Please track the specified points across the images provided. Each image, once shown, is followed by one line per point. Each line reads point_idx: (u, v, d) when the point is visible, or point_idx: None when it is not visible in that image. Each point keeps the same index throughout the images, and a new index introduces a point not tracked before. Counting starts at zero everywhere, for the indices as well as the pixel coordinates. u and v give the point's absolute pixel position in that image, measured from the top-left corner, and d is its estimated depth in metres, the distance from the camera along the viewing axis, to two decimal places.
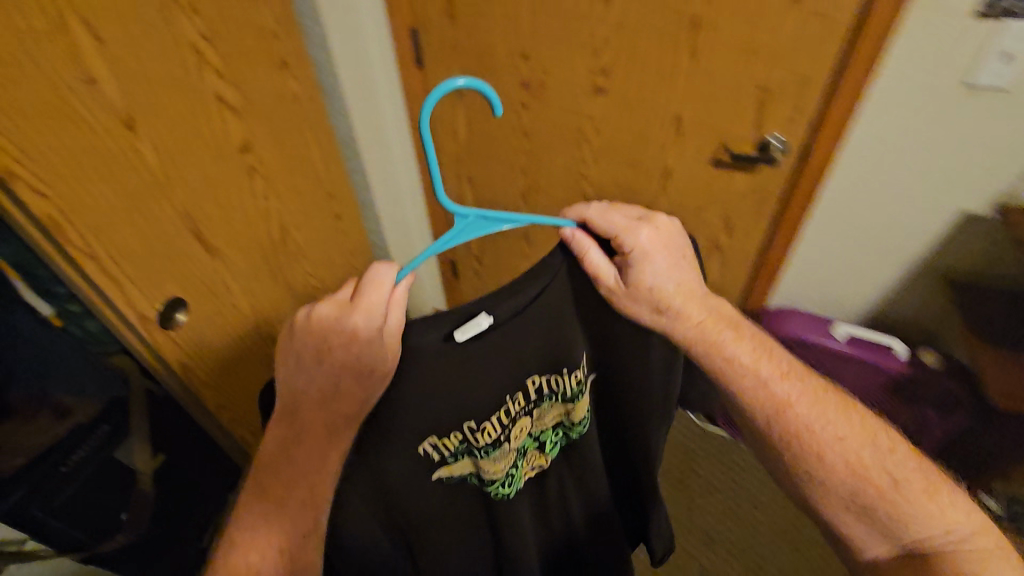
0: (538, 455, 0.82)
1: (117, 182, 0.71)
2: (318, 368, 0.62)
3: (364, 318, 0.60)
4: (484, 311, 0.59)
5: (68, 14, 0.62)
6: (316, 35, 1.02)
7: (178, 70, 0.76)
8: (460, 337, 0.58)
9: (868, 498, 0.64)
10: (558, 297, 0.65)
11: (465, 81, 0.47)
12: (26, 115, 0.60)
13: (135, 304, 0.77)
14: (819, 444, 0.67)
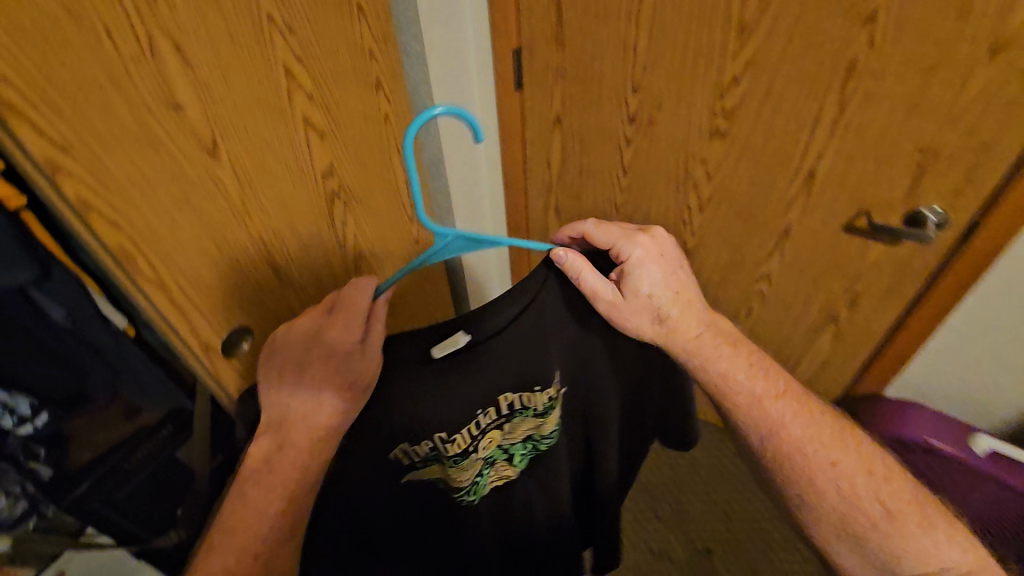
0: (504, 464, 0.87)
1: (194, 211, 0.68)
2: (300, 381, 0.72)
3: (339, 332, 0.70)
4: (462, 330, 0.67)
5: (160, 38, 0.58)
6: (414, 53, 0.95)
7: (268, 93, 0.72)
8: (438, 353, 0.67)
9: (860, 527, 0.70)
10: (552, 308, 0.73)
11: (444, 109, 0.51)
12: (106, 146, 0.57)
13: (199, 333, 0.74)
14: (812, 469, 0.74)
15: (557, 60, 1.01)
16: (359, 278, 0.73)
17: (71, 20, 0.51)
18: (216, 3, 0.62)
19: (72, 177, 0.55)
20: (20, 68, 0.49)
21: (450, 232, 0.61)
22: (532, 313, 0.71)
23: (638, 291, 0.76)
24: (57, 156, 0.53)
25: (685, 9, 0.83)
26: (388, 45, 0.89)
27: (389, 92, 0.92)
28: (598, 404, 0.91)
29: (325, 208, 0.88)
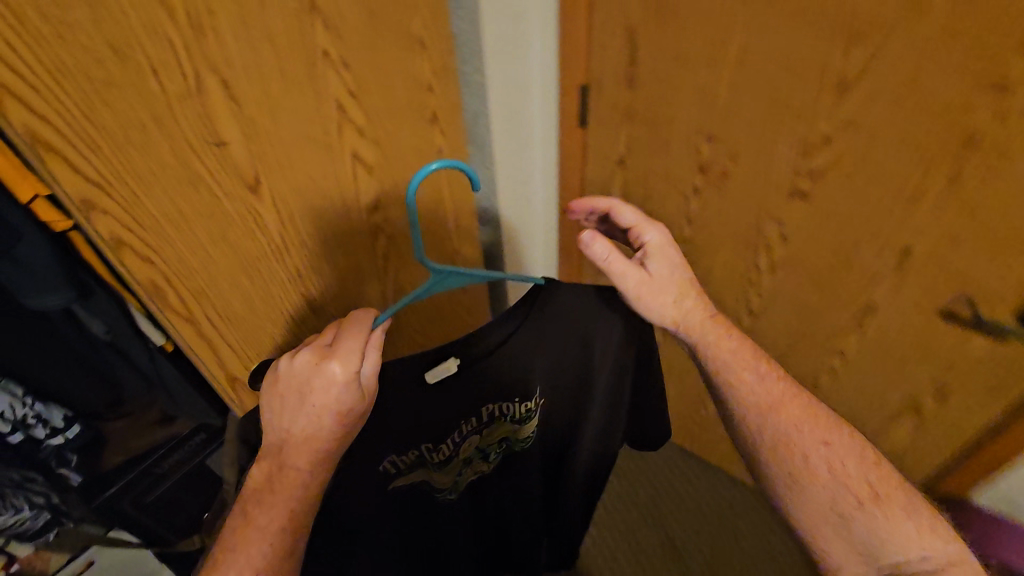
0: (481, 462, 0.97)
1: (231, 246, 0.66)
2: (303, 409, 0.68)
3: (341, 364, 0.67)
4: (452, 356, 0.74)
5: (206, 74, 0.56)
6: (474, 85, 0.91)
7: (316, 127, 0.69)
8: (429, 378, 0.74)
9: (847, 508, 0.70)
10: (563, 304, 0.76)
11: (437, 165, 0.55)
12: (145, 182, 0.55)
13: (226, 364, 0.73)
14: (805, 449, 0.73)
15: (627, 99, 0.94)
16: (356, 312, 0.73)
17: (114, 58, 0.49)
18: (267, 38, 0.59)
19: (104, 213, 0.54)
20: (60, 107, 0.47)
21: (447, 270, 0.67)
22: (516, 342, 0.77)
23: (655, 271, 0.80)
24: (90, 193, 0.52)
25: (776, 58, 0.74)
26: (449, 78, 0.84)
27: (445, 124, 0.88)
28: (576, 416, 0.95)
29: (368, 242, 0.85)
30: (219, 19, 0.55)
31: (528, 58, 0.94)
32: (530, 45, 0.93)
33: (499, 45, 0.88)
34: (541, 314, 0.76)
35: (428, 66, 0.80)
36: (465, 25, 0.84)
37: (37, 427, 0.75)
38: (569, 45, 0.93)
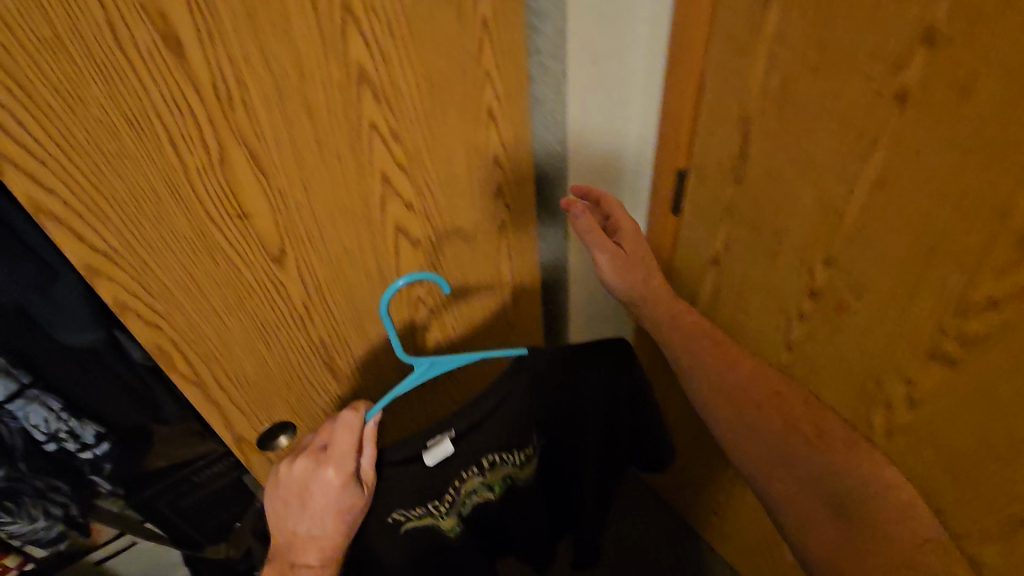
0: (487, 496, 0.89)
1: (248, 314, 0.63)
2: (308, 516, 0.67)
3: (336, 469, 0.67)
4: (445, 432, 0.75)
5: (232, 148, 0.52)
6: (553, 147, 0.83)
7: (356, 200, 0.64)
8: (427, 460, 0.74)
9: (791, 444, 0.73)
10: (547, 362, 0.79)
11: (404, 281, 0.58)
12: (157, 252, 0.53)
13: (234, 426, 0.70)
14: (746, 398, 0.76)
15: (732, 194, 0.79)
16: (343, 414, 0.69)
17: (131, 132, 0.46)
18: (307, 111, 0.55)
19: (110, 280, 0.52)
20: (69, 179, 0.46)
21: (429, 359, 0.67)
22: (516, 393, 0.79)
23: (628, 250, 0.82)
24: (96, 260, 0.50)
25: (935, 186, 0.56)
26: (522, 152, 0.76)
27: (511, 198, 0.80)
28: (570, 458, 0.96)
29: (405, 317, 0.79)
30: (251, 92, 0.51)
31: (618, 124, 0.86)
32: (621, 110, 0.84)
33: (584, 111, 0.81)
34: (515, 380, 0.78)
35: (497, 138, 0.72)
36: (547, 89, 0.76)
37: (69, 441, 0.77)
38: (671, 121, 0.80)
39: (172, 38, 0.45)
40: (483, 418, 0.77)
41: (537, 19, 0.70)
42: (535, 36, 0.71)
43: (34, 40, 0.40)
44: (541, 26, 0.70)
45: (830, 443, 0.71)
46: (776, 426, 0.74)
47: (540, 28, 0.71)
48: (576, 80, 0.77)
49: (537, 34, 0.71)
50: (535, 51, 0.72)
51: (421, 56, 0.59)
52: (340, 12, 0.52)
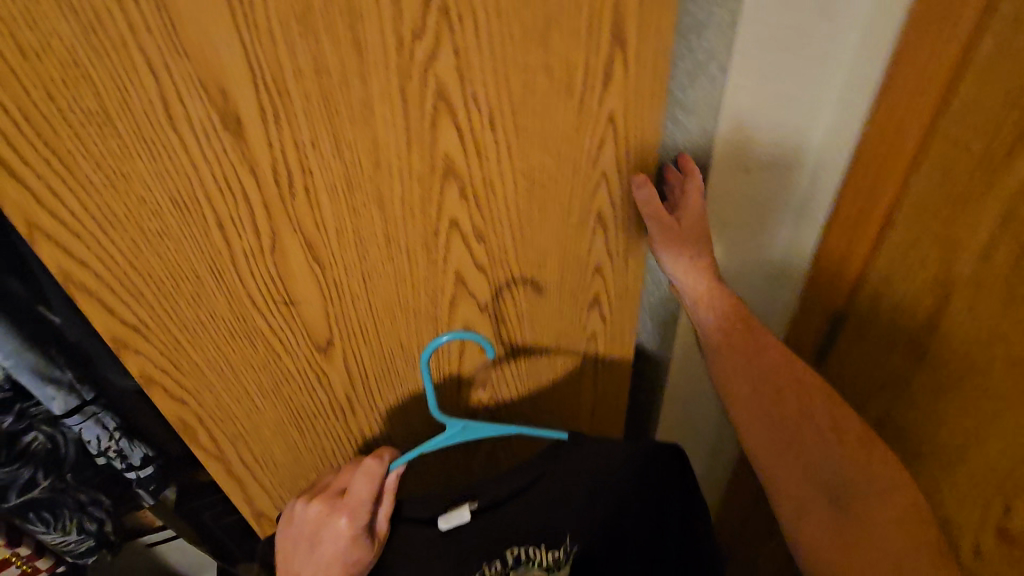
0: None
1: (282, 398, 0.56)
2: (313, 565, 0.53)
3: (351, 520, 0.53)
4: (468, 502, 0.60)
5: (288, 236, 0.46)
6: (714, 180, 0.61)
7: (423, 297, 0.55)
8: (443, 526, 0.59)
9: (792, 423, 0.59)
10: (601, 453, 0.63)
11: (448, 337, 0.52)
12: (191, 330, 0.47)
13: (253, 503, 0.64)
14: (763, 374, 0.61)
15: None
16: (366, 459, 0.56)
17: (175, 211, 0.41)
18: (378, 204, 0.47)
19: (136, 353, 0.47)
20: (102, 251, 0.41)
21: (464, 422, 0.56)
22: (556, 476, 0.62)
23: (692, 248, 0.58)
24: (124, 332, 0.45)
25: None
26: (633, 261, 0.63)
27: (609, 306, 0.66)
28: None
29: (463, 392, 0.67)
30: (316, 178, 0.43)
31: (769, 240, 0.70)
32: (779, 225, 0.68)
33: (727, 227, 0.66)
34: (559, 466, 0.62)
35: (604, 244, 0.59)
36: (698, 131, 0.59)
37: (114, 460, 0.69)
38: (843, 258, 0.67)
39: (232, 117, 0.39)
40: (514, 496, 0.61)
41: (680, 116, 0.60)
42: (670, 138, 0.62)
43: (78, 113, 0.35)
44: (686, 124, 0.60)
45: (842, 433, 0.58)
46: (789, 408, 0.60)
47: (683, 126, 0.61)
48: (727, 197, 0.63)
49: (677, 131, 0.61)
50: (673, 149, 0.62)
51: (526, 151, 0.49)
52: (434, 100, 0.43)
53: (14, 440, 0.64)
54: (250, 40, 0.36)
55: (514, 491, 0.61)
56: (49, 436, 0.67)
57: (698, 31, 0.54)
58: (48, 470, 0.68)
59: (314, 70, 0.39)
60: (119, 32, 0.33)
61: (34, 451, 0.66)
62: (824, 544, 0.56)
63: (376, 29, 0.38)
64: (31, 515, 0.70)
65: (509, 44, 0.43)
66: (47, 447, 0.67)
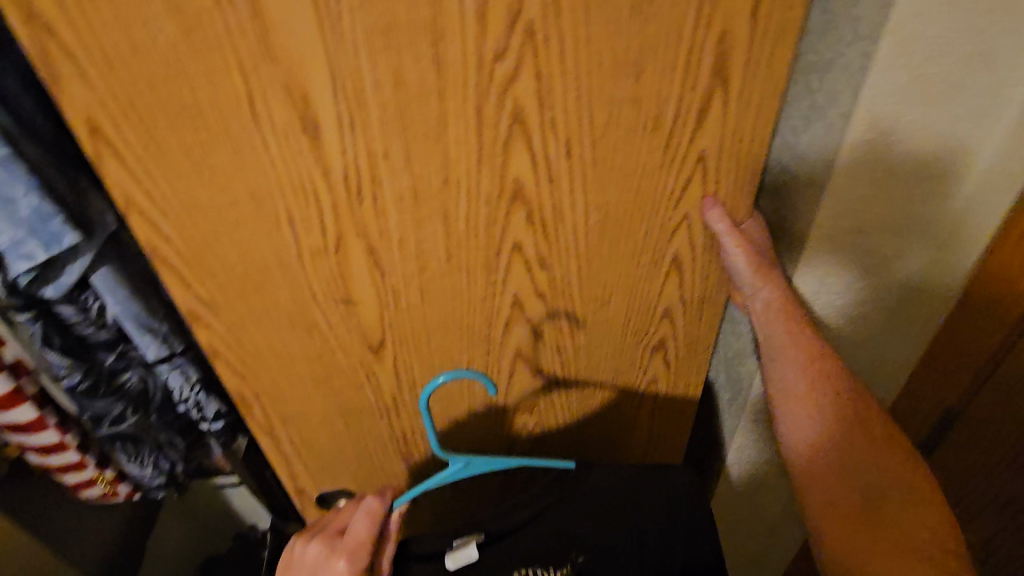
0: None
1: (331, 388, 0.58)
2: None
3: (349, 561, 0.53)
4: (473, 537, 0.58)
5: (353, 240, 0.46)
6: (841, 191, 0.51)
7: (478, 315, 0.54)
8: (449, 563, 0.57)
9: (836, 416, 0.53)
10: (607, 487, 0.62)
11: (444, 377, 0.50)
12: (255, 314, 0.50)
13: (297, 480, 0.66)
14: (820, 376, 0.54)
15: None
16: (366, 498, 0.57)
17: (251, 204, 0.43)
18: (443, 218, 0.46)
19: (206, 329, 0.50)
20: (184, 232, 0.44)
21: (465, 458, 0.55)
22: (559, 508, 0.61)
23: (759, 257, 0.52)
24: (197, 307, 0.48)
25: None
26: (707, 309, 0.58)
27: (676, 352, 0.62)
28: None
29: (507, 417, 0.65)
30: (385, 188, 0.44)
31: (869, 313, 0.62)
32: (896, 279, 0.59)
33: (846, 245, 0.55)
34: (563, 498, 0.62)
35: (677, 287, 0.55)
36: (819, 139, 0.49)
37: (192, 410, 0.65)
38: (960, 324, 0.61)
39: (311, 121, 0.39)
40: (522, 524, 0.60)
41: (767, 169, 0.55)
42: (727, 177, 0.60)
43: (176, 108, 0.38)
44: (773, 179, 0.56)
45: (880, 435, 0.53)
46: (835, 399, 0.53)
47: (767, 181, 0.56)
48: (822, 271, 0.57)
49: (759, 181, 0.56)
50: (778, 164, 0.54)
51: (602, 184, 0.46)
52: (510, 123, 0.42)
53: (112, 377, 0.59)
54: (334, 51, 0.37)
55: (521, 520, 0.60)
56: (142, 378, 0.63)
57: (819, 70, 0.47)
58: (137, 411, 0.63)
59: (392, 84, 0.39)
60: (218, 35, 0.35)
61: (128, 392, 0.61)
62: (840, 537, 0.51)
63: (458, 48, 0.38)
64: (117, 450, 0.65)
65: (596, 73, 0.40)
66: (139, 392, 0.62)
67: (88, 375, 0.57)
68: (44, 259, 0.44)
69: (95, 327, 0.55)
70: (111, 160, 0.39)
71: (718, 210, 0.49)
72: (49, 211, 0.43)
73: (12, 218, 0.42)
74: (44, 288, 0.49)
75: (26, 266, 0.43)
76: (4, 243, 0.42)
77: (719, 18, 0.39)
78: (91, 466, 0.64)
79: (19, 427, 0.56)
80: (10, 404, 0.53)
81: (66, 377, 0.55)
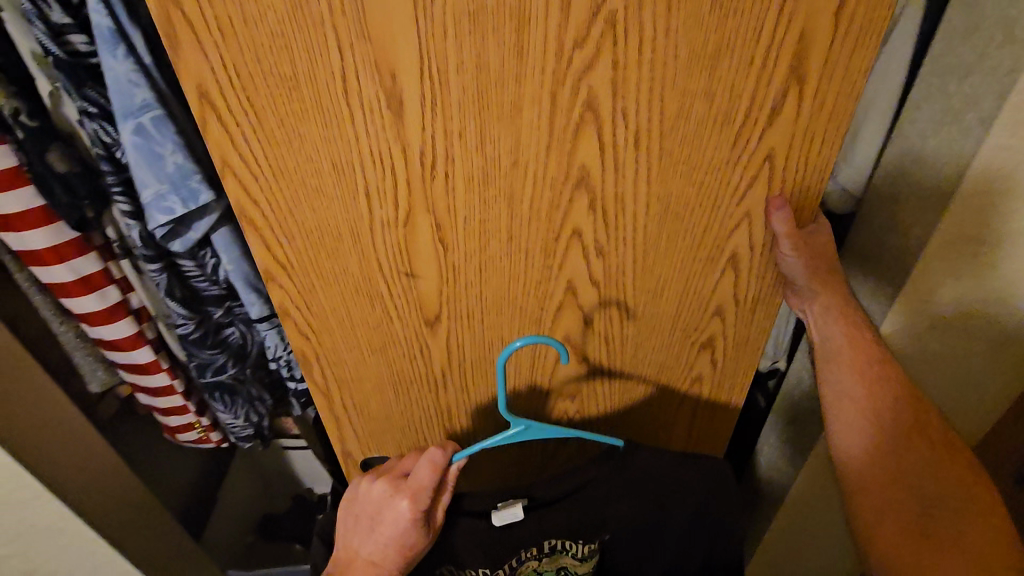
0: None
1: (386, 356, 0.60)
2: (372, 541, 0.55)
3: (411, 501, 0.55)
4: (520, 500, 0.60)
5: (421, 214, 0.49)
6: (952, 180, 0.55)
7: (532, 297, 0.55)
8: (496, 520, 0.60)
9: (885, 419, 0.56)
10: (648, 470, 0.64)
11: (521, 343, 0.52)
12: (323, 277, 0.53)
13: (344, 443, 0.70)
14: (869, 381, 0.56)
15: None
16: (431, 447, 0.58)
17: (333, 172, 0.46)
18: (509, 200, 0.48)
19: (279, 288, 0.53)
20: (269, 196, 0.47)
21: (526, 422, 0.56)
22: (604, 483, 0.63)
23: (818, 265, 0.53)
24: (274, 268, 0.52)
25: None
26: (760, 311, 0.58)
27: (724, 352, 0.62)
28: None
29: (548, 401, 0.67)
30: (456, 166, 0.46)
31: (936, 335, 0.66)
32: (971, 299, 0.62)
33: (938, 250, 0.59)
34: (605, 476, 0.63)
35: (732, 286, 0.55)
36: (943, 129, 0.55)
37: (281, 368, 0.71)
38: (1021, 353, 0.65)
39: (395, 98, 0.42)
40: (567, 496, 0.62)
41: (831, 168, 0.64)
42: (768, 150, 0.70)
43: (276, 77, 0.41)
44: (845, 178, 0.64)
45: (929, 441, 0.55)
46: (884, 404, 0.56)
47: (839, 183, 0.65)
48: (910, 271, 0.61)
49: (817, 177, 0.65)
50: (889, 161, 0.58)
51: (666, 175, 0.47)
52: (582, 110, 0.43)
53: (218, 330, 0.66)
54: (424, 31, 0.39)
55: (568, 491, 0.62)
56: (243, 335, 0.69)
57: (958, 74, 0.53)
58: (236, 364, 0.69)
59: (474, 66, 0.41)
60: (320, 12, 0.38)
61: (230, 346, 0.68)
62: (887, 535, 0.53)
63: (540, 34, 0.39)
64: (214, 398, 0.72)
65: (671, 65, 0.41)
66: (239, 347, 0.69)
67: (199, 325, 0.64)
68: (181, 213, 0.52)
69: (207, 282, 0.63)
70: (214, 123, 0.43)
71: (780, 212, 0.49)
72: (188, 170, 0.51)
73: (160, 174, 0.50)
74: (173, 243, 0.55)
75: (164, 218, 0.51)
76: (150, 196, 0.51)
77: (799, 16, 0.39)
78: (192, 412, 0.76)
79: (136, 365, 0.68)
80: (133, 345, 0.66)
81: (182, 325, 0.63)
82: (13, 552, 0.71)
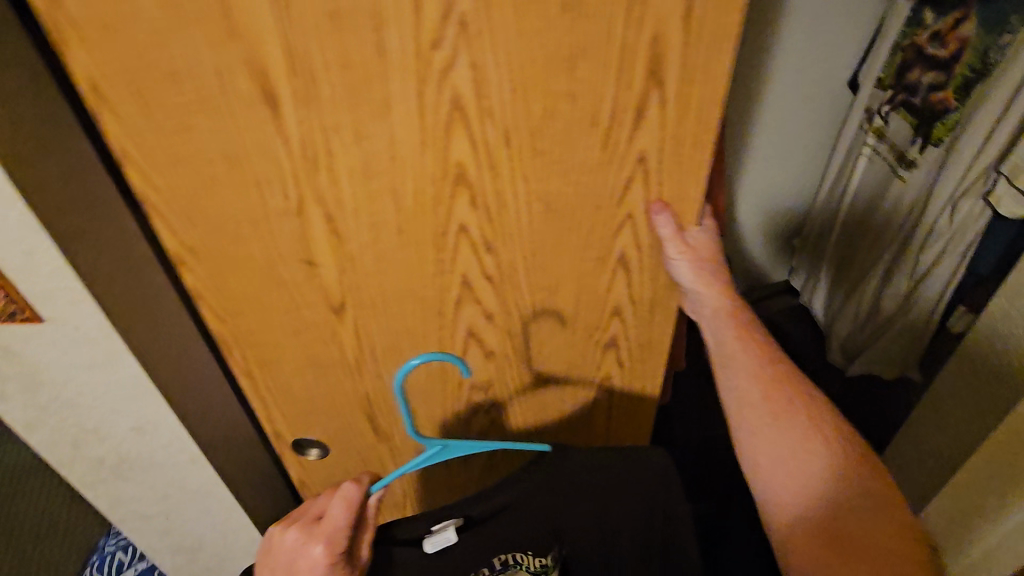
0: None
1: (304, 342, 0.63)
2: None
3: (326, 546, 0.55)
4: (452, 524, 0.60)
5: (311, 205, 0.51)
6: None
7: (432, 290, 0.57)
8: (428, 547, 0.60)
9: (781, 417, 0.56)
10: (569, 476, 0.64)
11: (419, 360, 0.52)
12: (227, 265, 0.56)
13: (274, 424, 0.72)
14: (763, 379, 0.57)
15: None
16: (345, 484, 0.60)
17: (224, 163, 0.48)
18: (393, 196, 0.50)
19: (191, 274, 0.56)
20: (163, 186, 0.50)
21: (444, 441, 0.57)
22: (528, 497, 0.63)
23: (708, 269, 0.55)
24: (183, 254, 0.55)
25: None
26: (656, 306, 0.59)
27: (629, 351, 0.63)
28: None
29: (465, 405, 0.69)
30: (339, 161, 0.48)
31: None
32: None
33: None
34: (533, 487, 0.63)
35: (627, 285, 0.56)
36: None
37: None
38: None
39: (271, 95, 0.44)
40: (495, 513, 0.63)
41: (978, 168, 0.89)
42: (901, 139, 1.05)
43: (156, 73, 0.43)
44: (1007, 177, 0.85)
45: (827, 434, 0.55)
46: (779, 401, 0.57)
47: (1003, 182, 0.85)
48: None
49: (958, 175, 0.92)
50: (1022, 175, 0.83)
51: (542, 176, 0.48)
52: (449, 110, 0.45)
53: None
54: (288, 30, 0.41)
55: (495, 508, 0.63)
56: None
57: None
58: None
59: (341, 65, 0.42)
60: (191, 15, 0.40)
61: None
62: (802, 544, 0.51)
63: (399, 36, 0.41)
64: None
65: (532, 67, 0.42)
66: None
67: None
68: None
69: None
70: (109, 118, 0.45)
71: (663, 217, 0.51)
72: None
73: None
74: None
75: None
76: None
77: (651, 21, 0.40)
78: None
79: None
80: None
81: None
82: (156, 514, 0.80)
